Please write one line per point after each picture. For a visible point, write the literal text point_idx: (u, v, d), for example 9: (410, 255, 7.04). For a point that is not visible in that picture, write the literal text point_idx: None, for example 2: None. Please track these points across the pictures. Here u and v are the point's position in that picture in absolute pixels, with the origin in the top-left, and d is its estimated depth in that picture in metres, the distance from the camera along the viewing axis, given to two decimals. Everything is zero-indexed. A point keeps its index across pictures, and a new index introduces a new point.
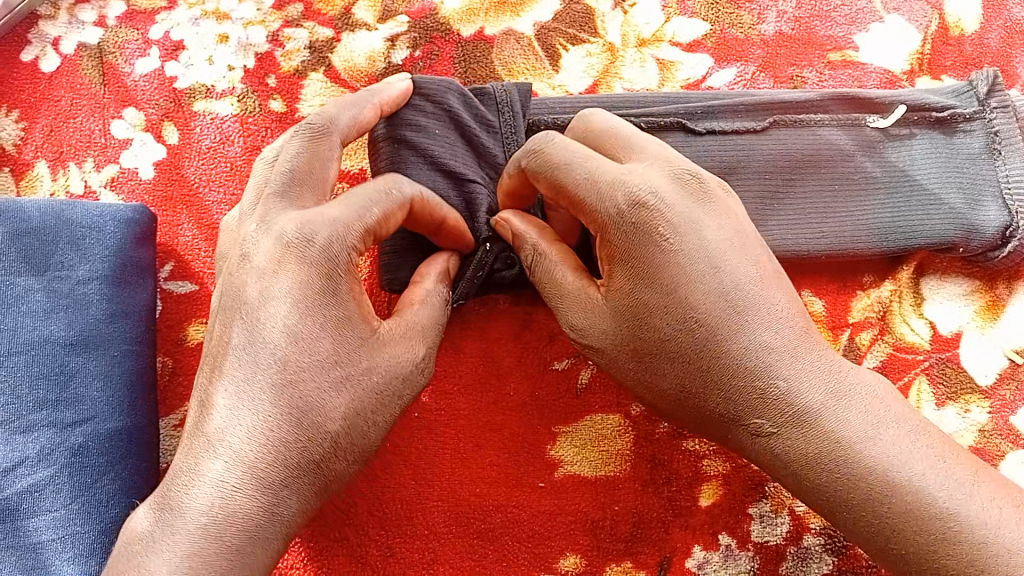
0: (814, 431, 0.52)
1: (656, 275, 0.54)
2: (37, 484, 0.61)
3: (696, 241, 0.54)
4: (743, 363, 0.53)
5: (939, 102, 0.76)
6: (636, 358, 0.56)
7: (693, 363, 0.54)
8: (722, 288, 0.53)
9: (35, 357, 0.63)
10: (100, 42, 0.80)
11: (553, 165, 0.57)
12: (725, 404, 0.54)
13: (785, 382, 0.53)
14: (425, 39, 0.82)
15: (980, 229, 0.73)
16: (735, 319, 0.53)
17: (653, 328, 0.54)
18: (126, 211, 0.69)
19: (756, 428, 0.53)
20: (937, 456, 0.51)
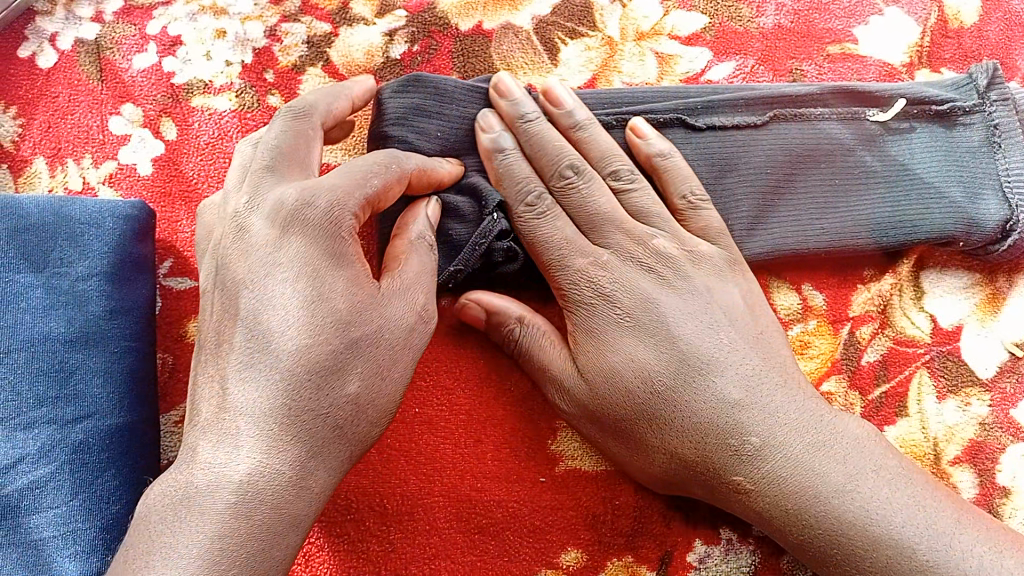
0: (787, 485, 0.57)
1: (617, 351, 0.61)
2: (38, 481, 0.61)
3: (657, 316, 0.62)
4: (715, 423, 0.59)
5: (938, 96, 0.75)
6: (616, 423, 0.62)
7: (675, 426, 0.60)
8: (685, 353, 0.60)
9: (35, 354, 0.63)
10: (98, 38, 0.80)
11: (536, 231, 0.65)
12: (708, 463, 0.59)
13: (758, 437, 0.58)
14: (423, 33, 0.81)
15: (981, 221, 0.73)
16: (699, 380, 0.60)
17: (626, 397, 0.61)
18: (125, 207, 0.69)
19: (737, 485, 0.59)
20: (914, 505, 0.56)
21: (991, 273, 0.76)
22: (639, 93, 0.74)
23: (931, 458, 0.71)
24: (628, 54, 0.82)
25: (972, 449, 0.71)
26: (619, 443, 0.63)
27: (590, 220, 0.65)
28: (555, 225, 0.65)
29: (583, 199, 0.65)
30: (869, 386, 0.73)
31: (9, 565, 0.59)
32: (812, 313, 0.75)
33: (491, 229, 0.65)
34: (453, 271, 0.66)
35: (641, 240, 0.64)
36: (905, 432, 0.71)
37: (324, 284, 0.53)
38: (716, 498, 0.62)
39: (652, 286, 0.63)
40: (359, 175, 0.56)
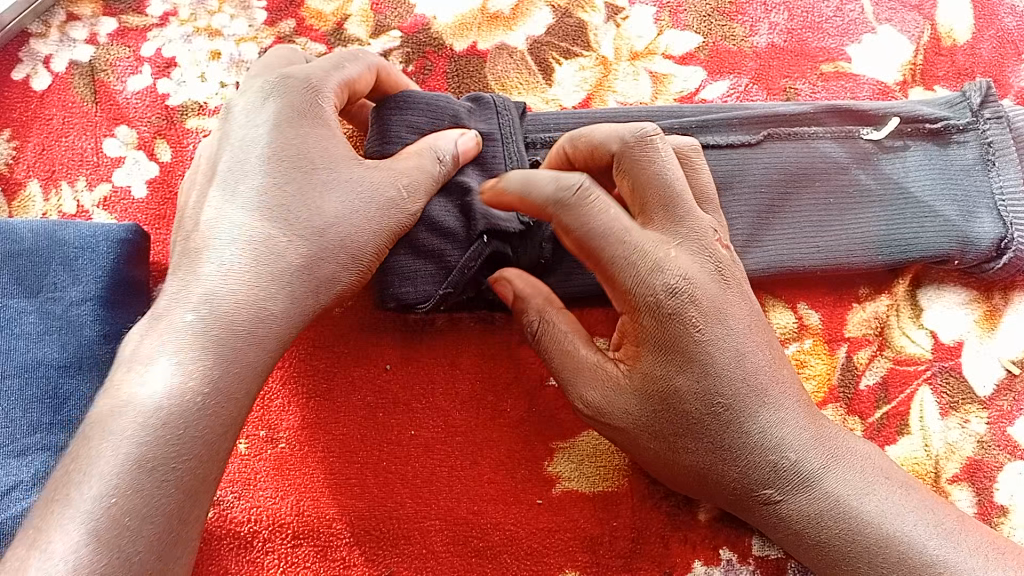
0: (818, 496, 0.58)
1: (686, 363, 0.58)
2: (31, 508, 0.60)
3: (723, 327, 0.58)
4: (760, 438, 0.58)
5: (932, 114, 0.76)
6: (658, 434, 0.60)
7: (717, 442, 0.59)
8: (746, 372, 0.58)
9: (29, 380, 0.63)
10: (92, 60, 0.80)
11: (592, 232, 0.59)
12: (741, 478, 0.59)
13: (795, 454, 0.59)
14: (417, 53, 0.81)
15: (975, 239, 0.73)
16: (755, 400, 0.58)
17: (675, 414, 0.59)
18: (118, 231, 0.68)
19: (766, 498, 0.59)
20: (926, 510, 0.58)
21: (988, 290, 0.76)
22: (635, 113, 0.74)
23: (931, 477, 0.71)
24: (623, 74, 0.82)
25: (971, 467, 0.71)
26: (648, 450, 0.61)
27: (662, 199, 0.60)
28: (600, 212, 0.59)
29: (652, 175, 0.60)
30: (869, 410, 0.72)
31: None
32: (807, 332, 0.75)
33: (480, 256, 0.67)
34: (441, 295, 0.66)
35: (705, 234, 0.60)
36: (907, 451, 0.71)
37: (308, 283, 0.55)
38: (729, 506, 0.62)
39: (714, 290, 0.58)
40: (330, 63, 0.62)
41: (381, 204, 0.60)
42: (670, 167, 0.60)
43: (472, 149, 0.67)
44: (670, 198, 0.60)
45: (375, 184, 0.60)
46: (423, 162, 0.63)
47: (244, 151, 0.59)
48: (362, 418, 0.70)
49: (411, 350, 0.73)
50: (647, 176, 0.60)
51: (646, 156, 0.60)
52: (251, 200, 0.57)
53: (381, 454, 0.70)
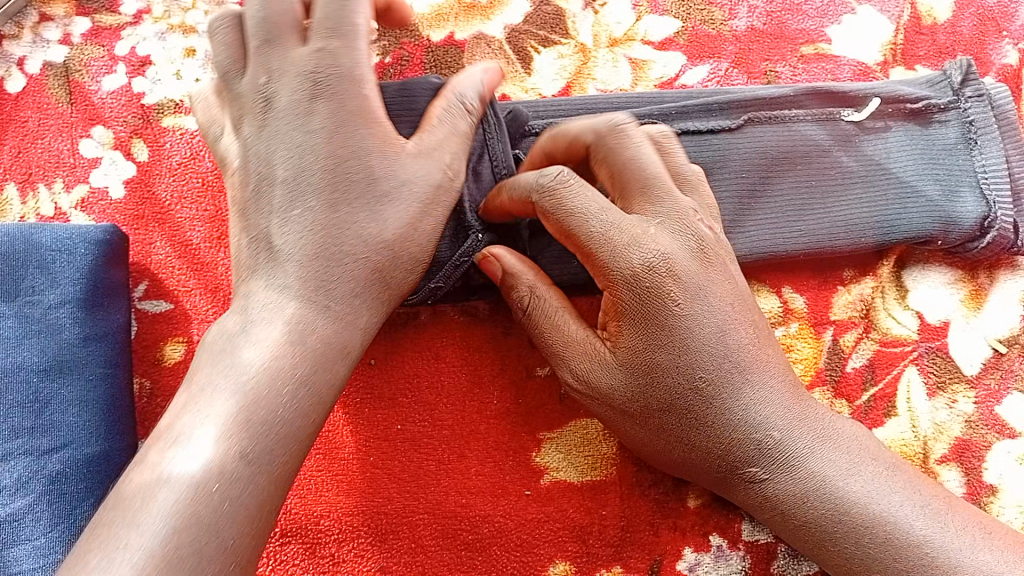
0: (801, 474, 0.58)
1: (668, 337, 0.58)
2: (16, 513, 0.60)
3: (706, 304, 0.58)
4: (743, 416, 0.58)
5: (913, 93, 0.75)
6: (642, 412, 0.61)
7: (700, 419, 0.59)
8: (729, 349, 0.58)
9: (8, 385, 0.62)
10: (66, 61, 0.79)
11: (571, 210, 0.59)
12: (725, 454, 0.59)
13: (779, 432, 0.59)
14: (394, 45, 0.81)
15: (959, 219, 0.72)
16: (737, 377, 0.58)
17: (658, 389, 0.59)
18: (97, 233, 0.67)
19: (752, 476, 0.59)
20: (914, 489, 0.58)
21: (973, 269, 0.76)
22: (613, 99, 0.73)
23: (919, 458, 0.71)
24: (602, 61, 0.82)
25: (959, 447, 0.71)
26: (636, 428, 0.62)
27: (640, 181, 0.60)
28: (587, 195, 0.59)
29: (630, 159, 0.60)
30: (856, 393, 0.72)
31: None
32: (793, 316, 0.74)
33: (473, 252, 0.67)
34: (432, 288, 0.67)
35: (687, 215, 0.60)
36: (896, 433, 0.71)
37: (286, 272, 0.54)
38: (717, 485, 0.62)
39: (697, 269, 0.59)
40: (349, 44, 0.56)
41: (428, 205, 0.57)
42: (642, 148, 0.61)
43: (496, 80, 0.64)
44: (644, 181, 0.60)
45: (416, 183, 0.57)
46: (457, 123, 0.60)
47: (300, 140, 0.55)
48: (349, 414, 0.70)
49: (395, 343, 0.72)
50: (624, 154, 0.60)
51: (620, 142, 0.61)
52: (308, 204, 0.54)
53: (368, 448, 0.69)
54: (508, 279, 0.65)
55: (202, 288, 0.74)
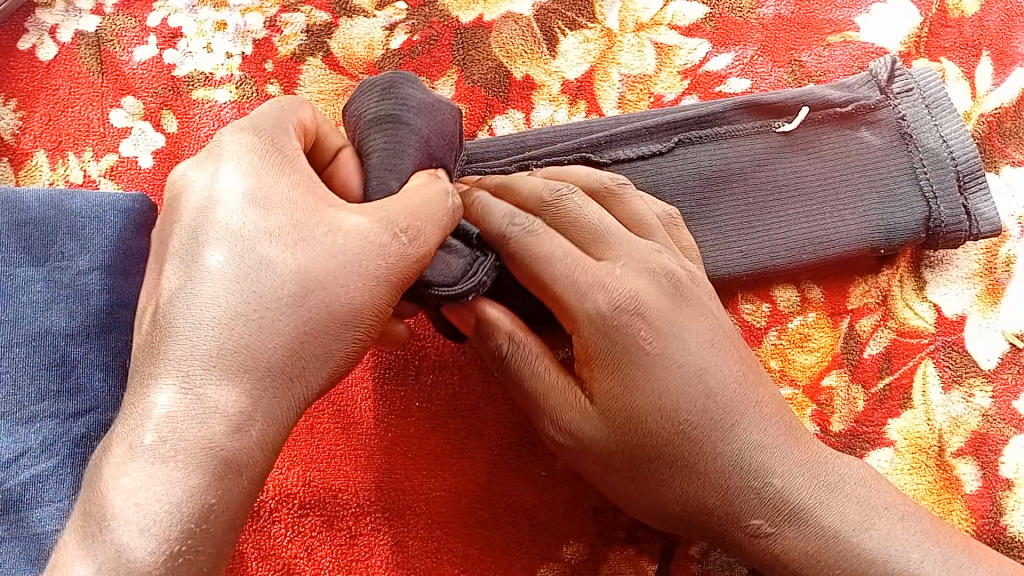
0: (814, 528, 0.56)
1: (646, 381, 0.57)
2: (41, 475, 0.61)
3: (680, 341, 0.58)
4: (736, 463, 0.56)
5: (840, 97, 0.73)
6: (631, 463, 0.57)
7: (692, 467, 0.57)
8: (710, 388, 0.57)
9: (38, 347, 0.64)
10: (99, 31, 0.80)
11: (535, 254, 0.59)
12: (724, 506, 0.57)
13: (779, 480, 0.57)
14: (423, 24, 0.81)
15: (900, 225, 0.71)
16: (725, 420, 0.57)
17: (639, 429, 0.57)
18: (126, 200, 0.70)
19: (755, 529, 0.57)
20: (933, 540, 0.56)
21: (990, 264, 0.76)
22: (546, 133, 0.72)
23: (934, 451, 0.72)
24: (627, 46, 0.82)
25: (976, 441, 0.72)
26: (629, 485, 0.59)
27: (590, 232, 0.61)
28: (555, 239, 0.60)
29: (578, 211, 0.61)
30: (871, 380, 0.73)
31: (12, 559, 0.60)
32: (810, 305, 0.75)
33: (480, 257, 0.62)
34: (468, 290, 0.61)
35: (649, 254, 0.60)
36: (911, 424, 0.72)
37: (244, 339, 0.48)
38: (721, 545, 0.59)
39: (668, 307, 0.58)
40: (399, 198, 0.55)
41: (373, 250, 0.52)
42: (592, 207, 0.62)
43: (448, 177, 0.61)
44: (598, 233, 0.61)
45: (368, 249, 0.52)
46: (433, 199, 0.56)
47: (208, 211, 0.51)
48: (367, 391, 0.71)
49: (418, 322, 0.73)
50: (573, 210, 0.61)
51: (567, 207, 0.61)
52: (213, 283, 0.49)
53: (391, 421, 0.71)
54: (489, 318, 0.62)
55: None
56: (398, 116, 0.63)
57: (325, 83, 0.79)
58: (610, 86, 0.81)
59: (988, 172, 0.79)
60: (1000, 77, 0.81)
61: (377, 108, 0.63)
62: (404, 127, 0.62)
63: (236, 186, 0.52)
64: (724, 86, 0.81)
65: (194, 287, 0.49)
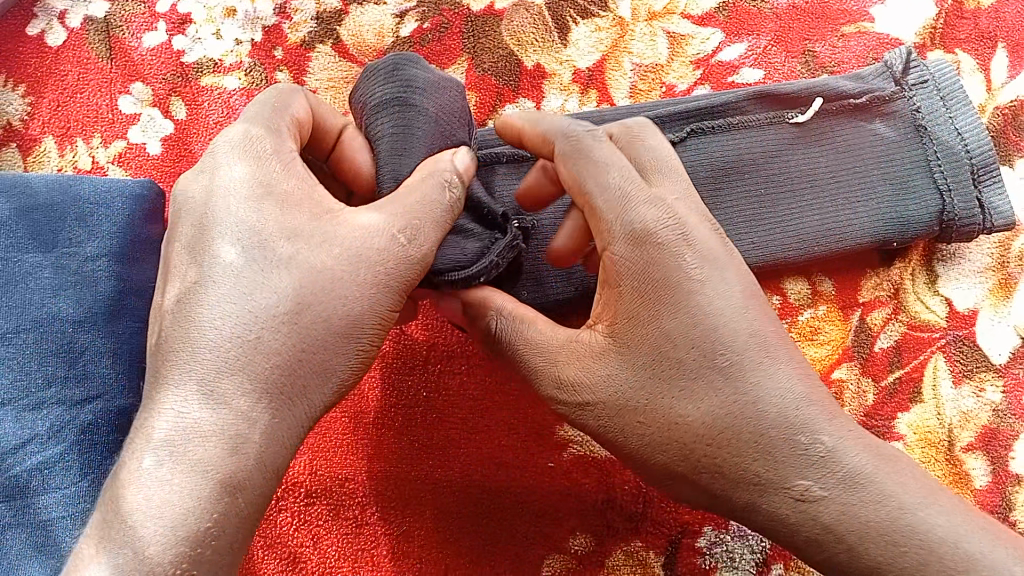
0: (868, 496, 0.49)
1: (685, 304, 0.52)
2: (47, 461, 0.61)
3: (725, 279, 0.53)
4: (780, 410, 0.50)
5: (854, 87, 0.72)
6: (653, 403, 0.52)
7: (730, 411, 0.51)
8: (753, 328, 0.52)
9: (45, 333, 0.64)
10: (107, 16, 0.80)
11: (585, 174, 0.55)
12: (766, 466, 0.50)
13: (831, 440, 0.50)
14: (433, 12, 0.81)
15: (914, 218, 0.70)
16: (767, 362, 0.51)
17: (658, 362, 0.52)
18: (134, 187, 0.70)
19: (803, 492, 0.49)
20: (996, 534, 0.49)
21: (1003, 258, 0.75)
22: None
23: (944, 445, 0.71)
24: (639, 35, 0.81)
25: (986, 436, 0.71)
26: (648, 433, 0.52)
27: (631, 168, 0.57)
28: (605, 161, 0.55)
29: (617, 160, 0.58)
30: (881, 373, 0.72)
31: (19, 544, 0.60)
32: (821, 298, 0.74)
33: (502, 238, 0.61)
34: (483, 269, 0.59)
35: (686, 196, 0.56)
36: (921, 419, 0.71)
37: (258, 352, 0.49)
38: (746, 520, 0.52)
39: (713, 243, 0.54)
40: (393, 200, 0.54)
41: (373, 256, 0.52)
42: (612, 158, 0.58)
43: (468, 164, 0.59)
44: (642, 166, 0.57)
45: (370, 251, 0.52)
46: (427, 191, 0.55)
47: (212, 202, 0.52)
48: (375, 379, 0.71)
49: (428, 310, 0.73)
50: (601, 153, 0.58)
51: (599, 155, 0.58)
52: (223, 289, 0.50)
53: (393, 415, 0.70)
54: (484, 299, 0.59)
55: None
56: (408, 99, 0.62)
57: (334, 71, 0.79)
58: (621, 75, 0.80)
59: (1003, 166, 0.78)
60: (1016, 69, 0.80)
61: (383, 92, 0.62)
62: (411, 110, 0.62)
63: (239, 186, 0.52)
64: (737, 76, 0.80)
65: (207, 297, 0.50)
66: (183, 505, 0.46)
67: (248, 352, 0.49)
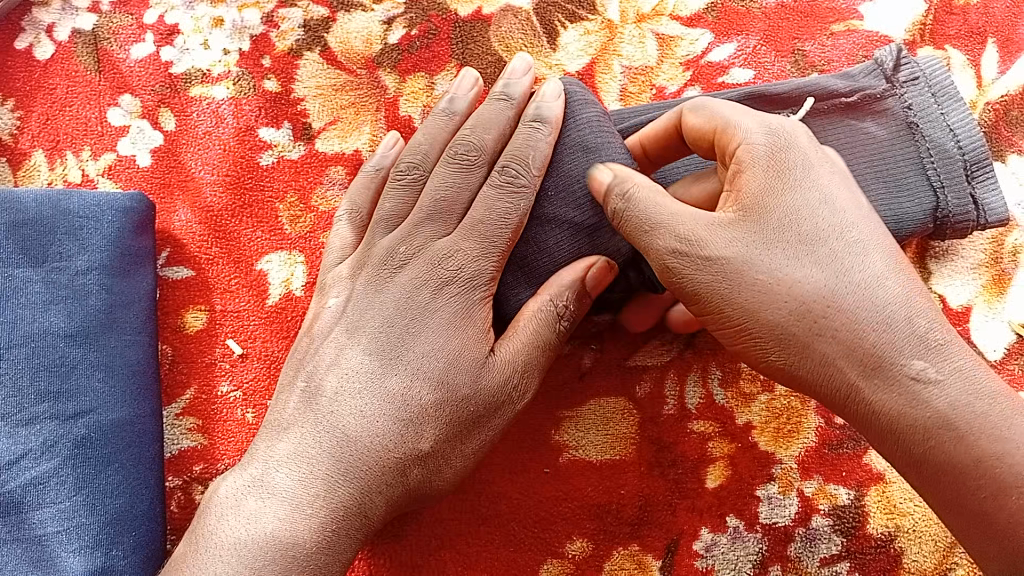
0: (973, 388, 0.51)
1: (809, 180, 0.54)
2: (39, 476, 0.62)
3: (837, 183, 0.55)
4: (902, 299, 0.52)
5: (846, 86, 0.72)
6: (775, 259, 0.53)
7: (849, 281, 0.53)
8: (873, 232, 0.54)
9: (36, 349, 0.64)
10: (95, 29, 0.80)
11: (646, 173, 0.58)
12: (880, 335, 0.52)
13: (947, 334, 0.52)
14: (421, 18, 0.81)
15: (908, 216, 0.70)
16: (892, 260, 0.54)
17: (796, 225, 0.54)
18: (124, 200, 0.69)
19: (917, 372, 0.51)
20: None
21: (997, 254, 0.75)
22: None
23: None
24: (629, 37, 0.81)
25: None
26: (783, 301, 0.53)
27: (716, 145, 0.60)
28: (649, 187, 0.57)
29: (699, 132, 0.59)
30: None
31: (14, 559, 0.60)
32: None
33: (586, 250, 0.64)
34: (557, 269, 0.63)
35: None
36: None
37: (360, 424, 0.60)
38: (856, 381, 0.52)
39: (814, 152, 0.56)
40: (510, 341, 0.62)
41: (464, 386, 0.60)
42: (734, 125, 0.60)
43: (598, 269, 0.62)
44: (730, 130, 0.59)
45: (463, 372, 0.60)
46: (541, 326, 0.62)
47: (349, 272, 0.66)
48: None
49: None
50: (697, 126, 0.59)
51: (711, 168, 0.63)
52: (378, 363, 0.61)
53: None
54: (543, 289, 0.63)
55: (245, 287, 0.74)
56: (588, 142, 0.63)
57: (323, 78, 0.79)
58: (611, 78, 0.80)
59: (996, 161, 0.78)
60: (1005, 65, 0.80)
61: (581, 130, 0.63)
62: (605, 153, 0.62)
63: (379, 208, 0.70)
64: (727, 76, 0.80)
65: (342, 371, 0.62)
66: (279, 537, 0.57)
67: (358, 433, 0.59)
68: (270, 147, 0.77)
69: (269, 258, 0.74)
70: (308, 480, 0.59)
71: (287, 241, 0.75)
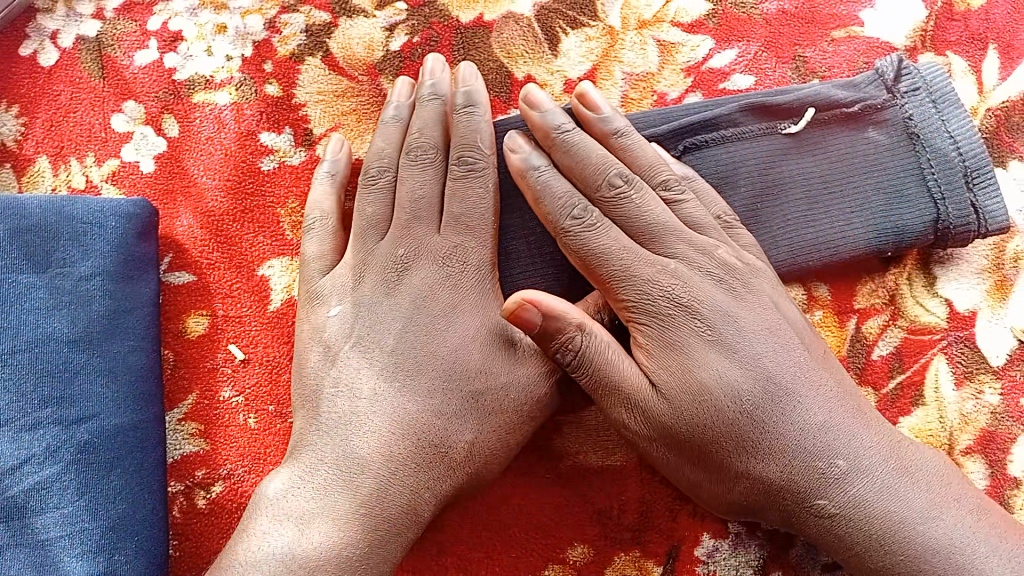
0: (873, 511, 0.56)
1: (701, 392, 0.58)
2: (43, 481, 0.62)
3: (735, 326, 0.58)
4: (794, 451, 0.57)
5: (846, 98, 0.72)
6: (700, 453, 0.59)
7: (746, 441, 0.58)
8: (769, 371, 0.58)
9: (39, 355, 0.64)
10: (99, 35, 0.80)
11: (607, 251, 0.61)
12: (787, 487, 0.58)
13: (843, 461, 0.57)
14: (423, 25, 0.81)
15: (906, 227, 0.70)
16: (787, 401, 0.57)
17: (719, 419, 0.58)
18: (127, 207, 0.70)
19: (820, 509, 0.57)
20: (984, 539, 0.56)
21: (998, 260, 0.75)
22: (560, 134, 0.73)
23: (944, 448, 0.72)
24: (630, 44, 0.81)
25: (984, 439, 0.72)
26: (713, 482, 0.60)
27: (646, 231, 0.62)
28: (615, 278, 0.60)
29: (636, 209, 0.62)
30: (883, 381, 0.73)
31: (18, 565, 0.60)
32: (818, 304, 0.74)
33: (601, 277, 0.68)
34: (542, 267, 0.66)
35: (707, 248, 0.61)
36: (921, 422, 0.72)
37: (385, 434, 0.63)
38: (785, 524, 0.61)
39: (723, 299, 0.59)
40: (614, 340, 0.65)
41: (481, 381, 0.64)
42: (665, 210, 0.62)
43: None
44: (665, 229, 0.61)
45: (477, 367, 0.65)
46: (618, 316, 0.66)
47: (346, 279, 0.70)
48: None
49: None
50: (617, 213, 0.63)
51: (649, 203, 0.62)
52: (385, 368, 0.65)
53: None
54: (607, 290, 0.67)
55: (248, 292, 0.74)
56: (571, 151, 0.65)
57: (324, 84, 0.79)
58: (612, 84, 0.80)
59: (997, 167, 0.78)
60: (1006, 71, 0.80)
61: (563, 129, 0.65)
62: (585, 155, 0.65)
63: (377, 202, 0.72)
64: (727, 82, 0.81)
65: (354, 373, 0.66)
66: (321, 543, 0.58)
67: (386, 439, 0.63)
68: (271, 152, 0.77)
69: (271, 263, 0.75)
70: (342, 496, 0.61)
71: (289, 246, 0.75)
